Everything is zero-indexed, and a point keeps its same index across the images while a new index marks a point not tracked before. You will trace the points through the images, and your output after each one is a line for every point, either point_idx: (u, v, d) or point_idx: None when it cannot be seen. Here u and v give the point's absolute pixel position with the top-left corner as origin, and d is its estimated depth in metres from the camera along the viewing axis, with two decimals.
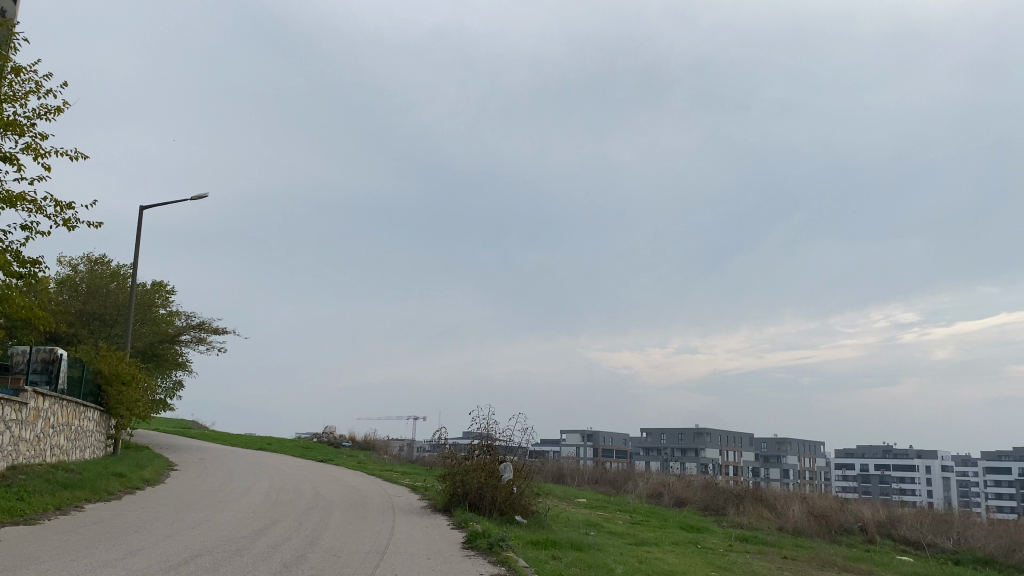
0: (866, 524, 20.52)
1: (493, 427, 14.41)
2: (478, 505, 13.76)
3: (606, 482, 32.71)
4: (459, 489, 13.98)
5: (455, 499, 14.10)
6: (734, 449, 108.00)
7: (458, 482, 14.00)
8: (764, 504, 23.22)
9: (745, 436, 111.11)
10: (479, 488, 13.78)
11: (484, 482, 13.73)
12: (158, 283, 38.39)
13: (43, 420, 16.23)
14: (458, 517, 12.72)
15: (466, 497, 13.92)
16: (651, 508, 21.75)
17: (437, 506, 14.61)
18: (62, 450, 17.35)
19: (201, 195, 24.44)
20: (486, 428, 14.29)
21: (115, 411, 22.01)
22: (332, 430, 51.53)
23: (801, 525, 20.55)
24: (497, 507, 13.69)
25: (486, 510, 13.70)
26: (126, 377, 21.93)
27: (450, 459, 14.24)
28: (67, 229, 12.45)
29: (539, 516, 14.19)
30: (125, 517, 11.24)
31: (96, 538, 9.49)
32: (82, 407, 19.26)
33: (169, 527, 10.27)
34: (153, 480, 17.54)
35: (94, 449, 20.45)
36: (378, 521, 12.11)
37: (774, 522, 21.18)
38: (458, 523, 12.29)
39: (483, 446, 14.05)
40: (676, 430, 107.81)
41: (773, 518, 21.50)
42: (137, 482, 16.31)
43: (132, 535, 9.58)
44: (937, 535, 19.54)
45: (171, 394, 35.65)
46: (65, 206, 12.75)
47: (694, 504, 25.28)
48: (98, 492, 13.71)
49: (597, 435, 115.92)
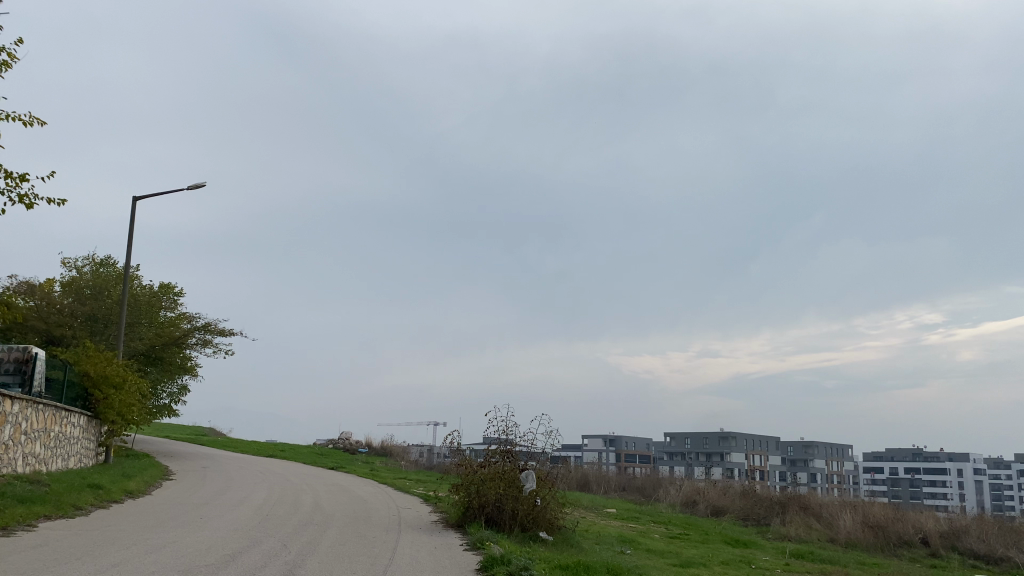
0: (928, 535, 18.50)
1: (513, 430, 12.62)
2: (497, 519, 11.94)
3: (635, 489, 30.80)
4: (475, 501, 12.15)
5: (469, 514, 12.29)
6: (760, 453, 105.65)
7: (473, 493, 12.19)
8: (811, 514, 21.22)
9: (771, 440, 108.63)
10: (497, 501, 11.98)
11: (503, 492, 11.91)
12: (164, 285, 36.98)
13: (12, 426, 14.51)
14: (474, 536, 10.90)
15: (483, 510, 12.09)
16: (688, 519, 19.86)
17: (450, 520, 12.80)
18: (37, 459, 15.64)
19: (200, 186, 22.88)
20: (505, 432, 12.48)
21: (105, 417, 20.41)
22: (348, 436, 49.98)
23: (856, 536, 18.56)
24: (518, 522, 11.88)
25: (505, 525, 11.89)
26: (116, 380, 20.31)
27: (463, 467, 12.41)
28: (21, 205, 10.66)
29: (566, 533, 12.39)
30: (78, 539, 9.48)
31: (28, 567, 7.75)
32: (64, 412, 17.63)
33: (123, 553, 8.51)
34: (137, 493, 15.79)
35: (81, 458, 18.83)
36: (379, 541, 10.30)
37: (824, 534, 19.18)
38: (473, 544, 10.46)
39: (502, 451, 12.26)
40: (700, 433, 105.55)
41: (823, 529, 19.51)
42: (117, 495, 14.55)
43: (72, 564, 7.85)
44: (1009, 547, 17.50)
45: (176, 398, 34.38)
46: (18, 179, 10.93)
47: (732, 513, 23.31)
48: (63, 507, 11.96)
49: (620, 440, 113.65)
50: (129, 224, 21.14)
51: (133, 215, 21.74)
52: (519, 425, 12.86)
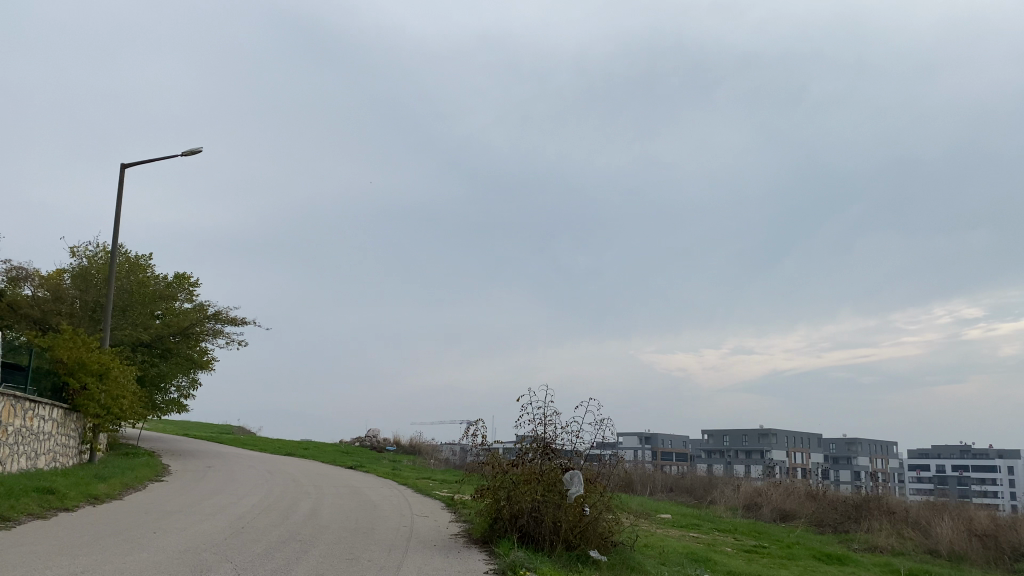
0: None
1: (551, 421, 9.90)
2: (534, 534, 9.24)
3: (684, 490, 27.87)
4: (506, 511, 9.48)
5: (498, 527, 9.62)
6: (802, 450, 101.91)
7: (503, 500, 9.50)
8: (898, 520, 18.19)
9: (813, 437, 105.04)
10: (534, 510, 9.29)
11: (541, 498, 9.25)
12: (180, 276, 34.86)
13: None
14: (504, 559, 8.16)
15: (515, 523, 9.40)
16: (758, 527, 16.96)
17: (475, 535, 10.10)
18: None
19: (198, 152, 20.43)
20: (543, 422, 9.77)
21: (86, 410, 17.97)
22: (375, 433, 47.67)
23: (962, 547, 15.54)
24: (561, 538, 9.13)
25: (545, 543, 9.15)
26: (95, 368, 17.78)
27: (489, 467, 9.72)
28: None
29: (623, 552, 9.66)
30: None
31: None
32: (28, 404, 15.22)
33: None
34: (104, 498, 13.23)
35: (54, 457, 16.41)
36: (373, 568, 7.55)
37: (919, 545, 16.20)
38: (502, 571, 7.73)
39: (539, 447, 9.49)
40: (739, 431, 102.12)
41: (916, 538, 16.48)
42: (73, 502, 11.96)
43: None
44: None
45: (187, 393, 32.21)
46: None
47: (802, 519, 20.31)
48: None
49: (656, 438, 110.44)
50: (119, 195, 18.69)
51: (122, 186, 19.24)
52: (558, 415, 10.15)
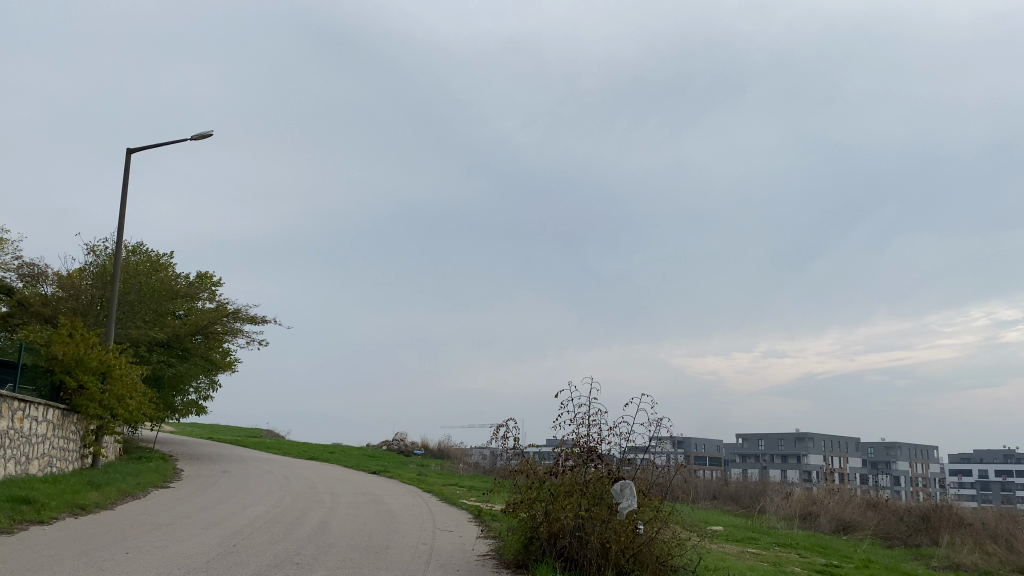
0: None
1: (595, 420, 8.37)
2: (576, 556, 7.70)
3: (729, 498, 26.12)
4: (543, 528, 7.97)
5: (534, 548, 8.11)
6: (839, 455, 99.20)
7: (540, 516, 7.99)
8: (976, 533, 16.36)
9: (851, 441, 102.20)
10: (577, 529, 7.76)
11: (585, 514, 7.73)
12: (202, 275, 33.70)
13: None
14: None
15: (555, 544, 7.87)
16: (823, 540, 15.24)
17: (506, 557, 8.59)
18: None
19: (209, 136, 19.10)
20: (586, 423, 8.25)
21: (85, 411, 16.65)
22: (403, 437, 46.31)
23: None
24: (610, 562, 7.54)
25: (591, 567, 7.60)
26: (94, 365, 16.46)
27: (523, 474, 8.23)
28: None
29: None
30: None
31: None
32: (17, 405, 13.89)
33: None
34: (92, 509, 11.81)
35: (49, 462, 15.11)
36: None
37: (1005, 561, 14.41)
38: None
39: (581, 452, 7.99)
40: (775, 435, 99.63)
41: (1001, 553, 14.68)
42: (52, 513, 10.59)
43: None
44: None
45: (205, 395, 31.00)
46: None
47: (864, 530, 18.50)
48: None
49: (689, 443, 108.22)
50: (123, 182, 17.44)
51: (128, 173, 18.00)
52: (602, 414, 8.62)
